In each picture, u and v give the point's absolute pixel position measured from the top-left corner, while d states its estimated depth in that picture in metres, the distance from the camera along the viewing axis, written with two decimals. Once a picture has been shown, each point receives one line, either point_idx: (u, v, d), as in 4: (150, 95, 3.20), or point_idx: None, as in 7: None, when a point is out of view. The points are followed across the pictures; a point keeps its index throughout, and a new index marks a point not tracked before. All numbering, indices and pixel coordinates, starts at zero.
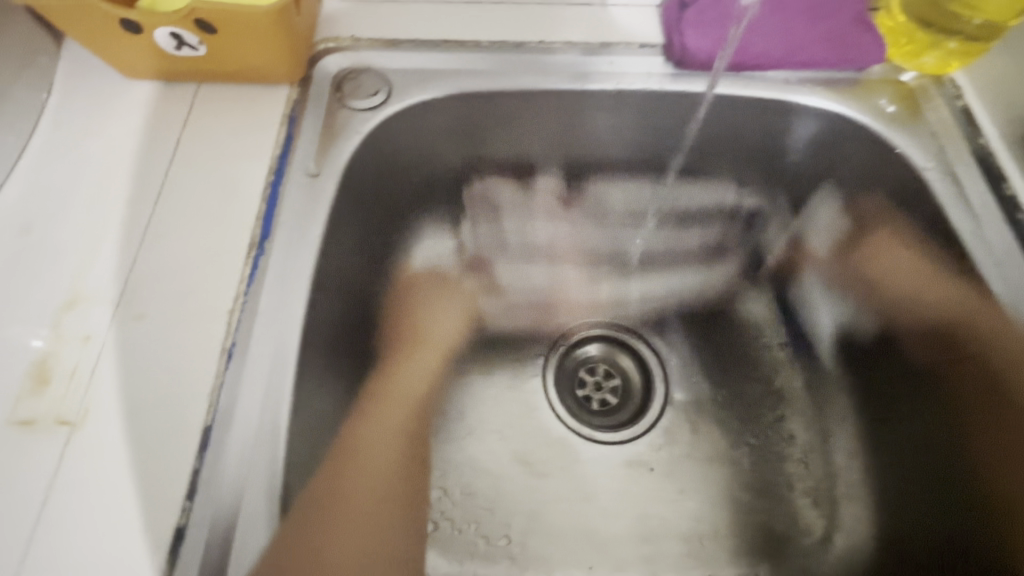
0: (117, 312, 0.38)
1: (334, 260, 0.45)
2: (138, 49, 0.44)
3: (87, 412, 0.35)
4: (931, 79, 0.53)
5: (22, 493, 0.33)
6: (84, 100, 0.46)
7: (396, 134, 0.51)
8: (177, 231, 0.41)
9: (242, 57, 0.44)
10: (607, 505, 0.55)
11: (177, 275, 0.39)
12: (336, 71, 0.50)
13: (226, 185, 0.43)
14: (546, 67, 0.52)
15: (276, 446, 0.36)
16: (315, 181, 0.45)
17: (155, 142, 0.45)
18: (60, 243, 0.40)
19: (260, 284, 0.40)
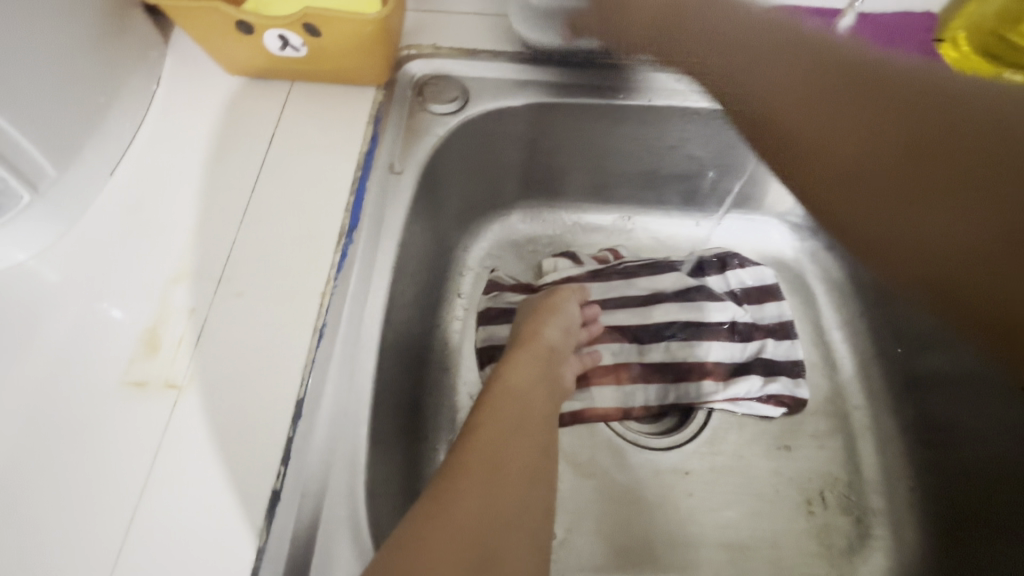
0: (222, 288, 0.41)
1: (409, 251, 0.49)
2: (246, 48, 0.47)
3: (192, 378, 0.38)
4: None
5: (133, 448, 0.35)
6: (191, 92, 0.50)
7: (469, 135, 0.54)
8: (274, 216, 0.44)
9: (339, 60, 0.48)
10: (652, 508, 0.56)
11: (275, 256, 0.42)
12: (417, 76, 0.54)
13: (318, 177, 0.46)
14: (615, 83, 0.55)
15: (360, 421, 0.39)
16: (398, 178, 0.49)
17: (252, 135, 0.48)
18: (170, 221, 0.44)
19: (349, 271, 0.43)
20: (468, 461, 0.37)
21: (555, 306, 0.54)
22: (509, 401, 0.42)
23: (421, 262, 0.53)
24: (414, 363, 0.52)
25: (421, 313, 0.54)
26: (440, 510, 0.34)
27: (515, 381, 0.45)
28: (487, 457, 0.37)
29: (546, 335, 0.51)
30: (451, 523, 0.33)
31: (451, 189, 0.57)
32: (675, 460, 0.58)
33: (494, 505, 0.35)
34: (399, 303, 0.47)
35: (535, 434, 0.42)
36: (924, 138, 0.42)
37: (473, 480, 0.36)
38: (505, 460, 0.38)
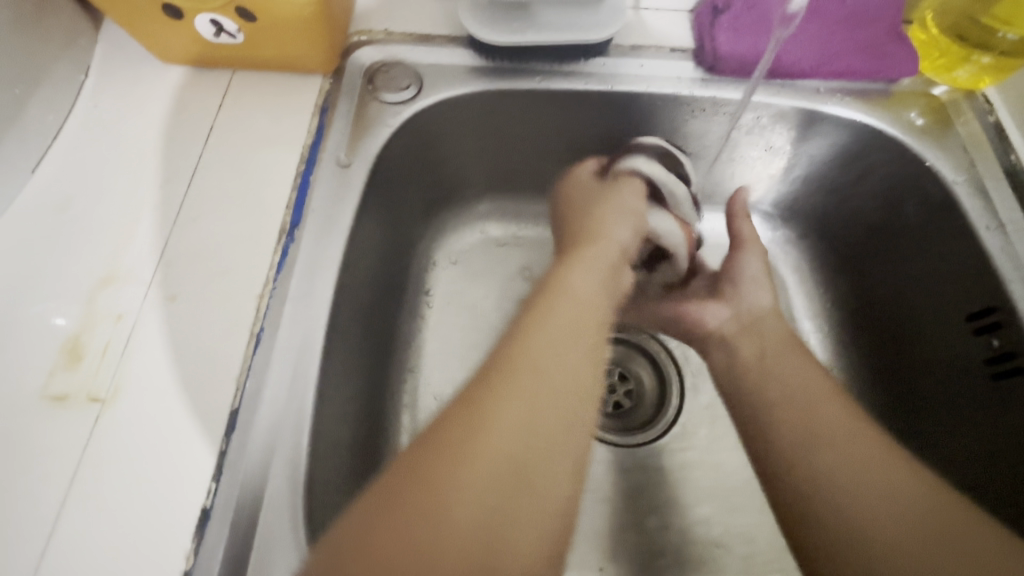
0: (152, 292, 0.38)
1: (360, 249, 0.46)
2: (179, 34, 0.44)
3: (117, 389, 0.35)
4: (962, 94, 0.53)
5: (53, 466, 0.33)
6: (123, 82, 0.47)
7: (424, 126, 0.52)
8: (211, 214, 0.42)
9: (278, 47, 0.45)
10: (621, 507, 0.55)
11: (212, 257, 0.40)
12: (368, 63, 0.51)
13: (260, 172, 0.44)
14: (576, 69, 0.53)
15: (301, 431, 0.37)
16: (346, 171, 0.46)
17: (189, 127, 0.45)
18: (97, 221, 0.41)
19: (290, 271, 0.40)
20: (484, 407, 0.31)
21: (588, 258, 0.42)
22: (552, 361, 0.34)
23: (375, 259, 0.50)
24: (370, 366, 0.49)
25: (379, 312, 0.51)
26: (442, 487, 0.27)
27: (517, 353, 0.34)
28: (485, 441, 0.29)
29: (585, 282, 0.39)
30: (462, 459, 0.28)
31: (408, 183, 0.54)
32: (644, 457, 0.57)
33: (483, 517, 0.27)
34: (350, 303, 0.45)
35: (550, 423, 0.31)
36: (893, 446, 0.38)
37: (467, 471, 0.28)
38: (499, 452, 0.29)
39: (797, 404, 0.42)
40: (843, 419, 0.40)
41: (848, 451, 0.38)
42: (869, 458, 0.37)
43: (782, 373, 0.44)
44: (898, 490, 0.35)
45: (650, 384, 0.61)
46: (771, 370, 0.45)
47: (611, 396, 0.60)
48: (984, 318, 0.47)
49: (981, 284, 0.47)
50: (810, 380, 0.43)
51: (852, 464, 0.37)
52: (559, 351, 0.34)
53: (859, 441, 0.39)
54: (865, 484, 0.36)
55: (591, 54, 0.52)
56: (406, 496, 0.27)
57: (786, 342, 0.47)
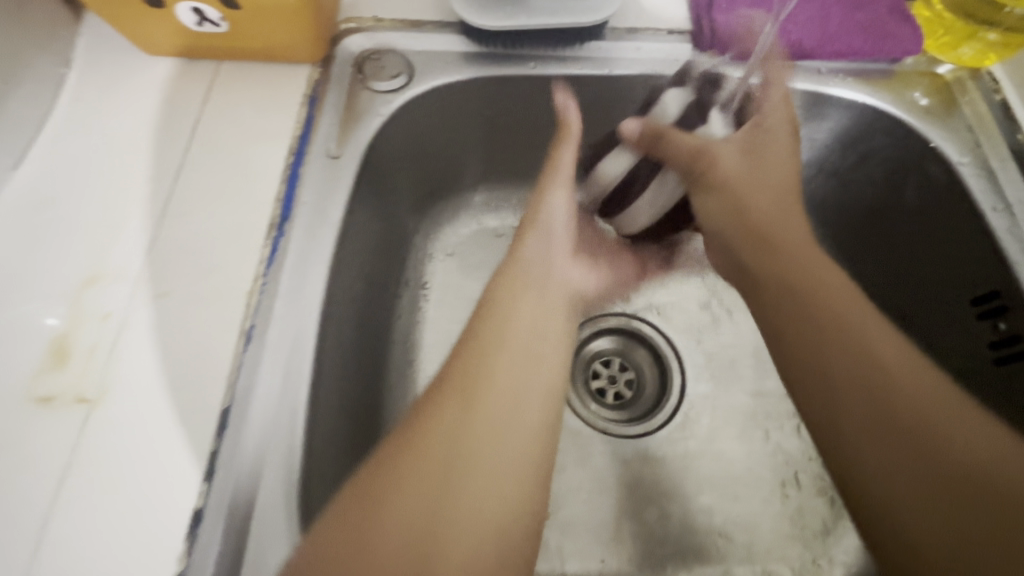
0: (138, 290, 0.38)
1: (352, 242, 0.45)
2: (161, 24, 0.43)
3: (104, 391, 0.34)
4: (968, 72, 0.51)
5: (41, 469, 0.32)
6: (105, 75, 0.46)
7: (416, 115, 0.50)
8: (198, 209, 0.41)
9: (264, 36, 0.44)
10: (623, 498, 0.54)
11: (200, 253, 0.39)
12: (358, 51, 0.50)
13: (247, 165, 0.43)
14: (571, 54, 0.51)
15: (295, 429, 0.36)
16: (336, 162, 0.45)
17: (175, 120, 0.44)
18: (82, 218, 0.40)
19: (280, 267, 0.40)
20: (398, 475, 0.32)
21: (526, 300, 0.42)
22: (464, 404, 0.35)
23: (369, 252, 0.49)
24: (365, 361, 0.48)
25: (373, 307, 0.50)
26: (371, 523, 0.30)
27: (476, 375, 0.37)
28: (408, 476, 0.32)
29: (523, 326, 0.41)
30: (392, 495, 0.31)
31: (401, 174, 0.53)
32: (646, 448, 0.56)
33: (420, 527, 0.31)
34: (343, 298, 0.44)
35: (485, 449, 0.34)
36: (931, 417, 0.37)
37: (391, 519, 0.31)
38: (422, 478, 0.32)
39: (853, 351, 0.40)
40: (907, 366, 0.39)
41: (898, 400, 0.38)
42: (910, 422, 0.37)
43: (795, 317, 0.43)
44: (955, 443, 0.36)
45: (651, 374, 0.60)
46: (809, 315, 0.43)
47: (612, 386, 0.59)
48: (988, 303, 0.46)
49: (987, 267, 0.46)
50: (875, 337, 0.40)
51: (897, 425, 0.37)
52: (508, 382, 0.37)
53: (916, 395, 0.38)
54: (924, 453, 0.36)
55: (586, 39, 0.51)
56: (371, 514, 0.31)
57: (852, 293, 0.43)
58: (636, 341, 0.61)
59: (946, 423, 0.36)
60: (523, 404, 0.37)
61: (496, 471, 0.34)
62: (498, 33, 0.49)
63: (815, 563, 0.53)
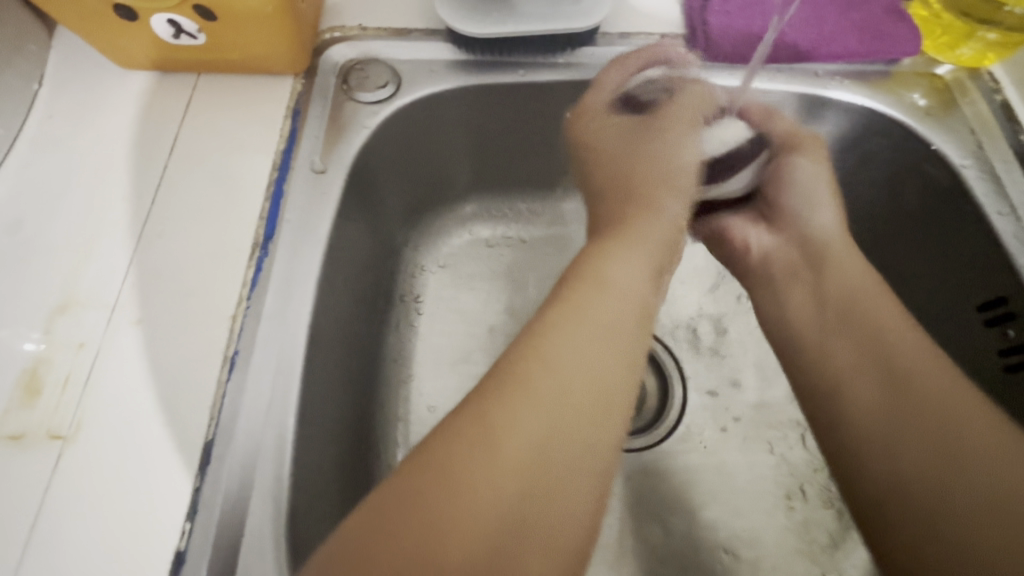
0: (115, 316, 0.36)
1: (340, 259, 0.43)
2: (135, 38, 0.41)
3: (79, 425, 0.33)
4: (966, 72, 0.50)
5: (12, 510, 0.31)
6: (79, 91, 0.44)
7: (404, 125, 0.49)
8: (177, 230, 0.39)
9: (244, 47, 0.42)
10: (625, 514, 0.53)
11: (179, 276, 0.37)
12: (342, 61, 0.48)
13: (229, 182, 0.41)
14: (564, 60, 0.50)
15: (281, 460, 0.34)
16: (321, 177, 0.43)
17: (152, 136, 0.43)
18: (55, 241, 0.38)
19: (264, 288, 0.38)
20: (458, 461, 0.25)
21: (617, 259, 0.34)
22: (550, 379, 0.28)
23: (358, 268, 0.47)
24: (356, 381, 0.47)
25: (364, 324, 0.49)
26: (439, 524, 0.23)
27: (549, 346, 0.29)
28: (476, 471, 0.25)
29: (616, 295, 0.32)
30: (466, 491, 0.24)
31: (390, 185, 0.51)
32: (647, 462, 0.55)
33: (499, 540, 0.23)
34: (331, 317, 0.42)
35: (572, 433, 0.27)
36: (954, 413, 0.34)
37: (459, 522, 0.23)
38: (509, 475, 0.25)
39: (916, 368, 0.35)
40: (979, 415, 0.33)
41: (953, 417, 0.33)
42: (947, 442, 0.33)
43: (860, 317, 0.40)
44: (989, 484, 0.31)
45: (651, 384, 0.59)
46: (865, 321, 0.39)
47: None
48: (995, 308, 0.45)
49: (992, 272, 0.45)
50: (919, 359, 0.36)
51: (946, 444, 0.33)
52: (602, 347, 0.30)
53: (972, 436, 0.33)
54: (972, 481, 0.32)
55: (577, 44, 0.49)
56: (436, 503, 0.24)
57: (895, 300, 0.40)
58: None
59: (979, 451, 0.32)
60: (602, 379, 0.29)
61: (578, 464, 0.26)
62: (486, 41, 0.48)
63: None
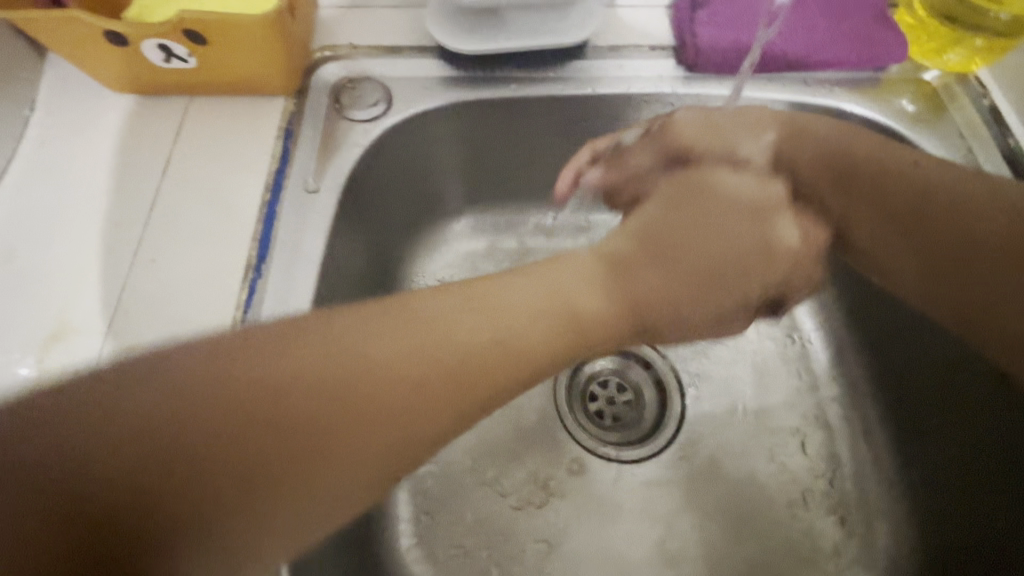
0: (108, 342, 0.36)
1: (334, 278, 0.43)
2: (126, 62, 0.42)
3: None
4: (954, 78, 0.51)
5: None
6: (71, 115, 0.44)
7: (397, 142, 0.49)
8: (170, 253, 0.39)
9: (235, 69, 0.43)
10: (627, 526, 0.52)
11: (173, 300, 0.37)
12: (333, 79, 0.48)
13: (222, 204, 0.41)
14: (554, 74, 0.50)
15: None
16: (314, 196, 0.43)
17: (144, 159, 0.43)
18: (47, 267, 0.38)
19: (258, 310, 0.38)
20: (291, 383, 0.25)
21: (536, 272, 0.35)
22: (401, 354, 0.28)
23: (353, 285, 0.47)
24: None
25: None
26: (241, 440, 0.24)
27: (438, 319, 0.30)
28: (281, 397, 0.25)
29: (520, 292, 0.33)
30: (288, 420, 0.25)
31: (384, 202, 0.51)
32: (648, 473, 0.54)
33: (303, 464, 0.25)
34: None
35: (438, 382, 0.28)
36: (960, 203, 0.41)
37: (263, 446, 0.24)
38: (305, 417, 0.25)
39: (875, 183, 0.44)
40: (957, 185, 0.42)
41: (954, 208, 0.41)
42: (992, 241, 0.40)
43: (871, 166, 0.44)
44: (983, 236, 0.40)
45: (650, 393, 0.59)
46: (878, 178, 0.44)
47: (610, 408, 0.58)
48: None
49: None
50: (927, 187, 0.42)
51: (957, 233, 0.41)
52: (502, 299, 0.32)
53: (979, 213, 0.41)
54: (976, 242, 0.41)
55: (567, 59, 0.50)
56: (241, 401, 0.24)
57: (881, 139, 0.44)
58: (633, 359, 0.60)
59: (968, 236, 0.41)
60: (469, 364, 0.29)
61: (405, 434, 0.27)
62: (478, 58, 0.49)
63: None
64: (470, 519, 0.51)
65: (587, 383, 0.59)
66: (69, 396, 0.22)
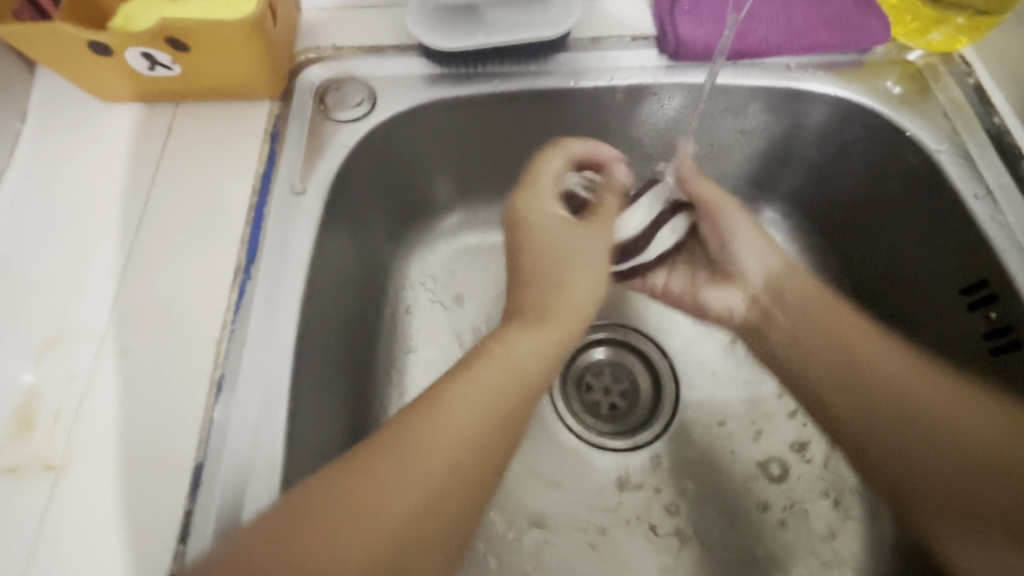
0: (103, 348, 0.37)
1: (324, 278, 0.44)
2: (112, 72, 0.42)
3: (72, 455, 0.34)
4: (939, 57, 0.50)
5: (12, 540, 0.32)
6: (62, 125, 0.45)
7: (382, 142, 0.49)
8: (160, 259, 0.40)
9: (218, 74, 0.43)
10: (623, 516, 0.53)
11: (165, 305, 0.38)
12: (318, 81, 0.49)
13: (210, 209, 0.42)
14: (536, 68, 0.50)
15: (272, 478, 0.35)
16: (300, 198, 0.44)
17: (132, 167, 0.43)
18: (42, 277, 0.39)
19: (248, 312, 0.39)
20: (378, 473, 0.33)
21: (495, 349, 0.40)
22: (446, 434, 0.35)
23: (342, 285, 0.48)
24: (348, 398, 0.47)
25: (353, 340, 0.49)
26: (350, 516, 0.31)
27: (452, 406, 0.36)
28: (376, 482, 0.32)
29: (518, 357, 0.39)
30: (368, 505, 0.32)
31: (373, 202, 0.52)
32: (642, 462, 0.55)
33: (384, 540, 0.31)
34: (317, 336, 0.43)
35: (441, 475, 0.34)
36: (898, 393, 0.43)
37: (366, 516, 0.31)
38: (390, 495, 0.32)
39: (829, 349, 0.47)
40: (900, 375, 0.43)
41: (918, 409, 0.42)
42: (975, 449, 0.40)
43: (817, 336, 0.47)
44: (982, 442, 0.40)
45: (645, 382, 0.59)
46: (826, 354, 0.47)
47: (606, 398, 0.58)
48: (978, 291, 0.45)
49: (973, 255, 0.44)
50: (875, 351, 0.45)
51: (896, 421, 0.42)
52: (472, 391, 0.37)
53: (971, 417, 0.40)
54: (958, 457, 0.40)
55: (549, 52, 0.50)
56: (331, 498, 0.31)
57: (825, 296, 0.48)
58: (629, 349, 0.60)
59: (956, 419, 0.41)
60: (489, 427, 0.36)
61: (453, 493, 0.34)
62: (456, 54, 0.48)
63: (824, 567, 0.51)
64: None
65: (584, 373, 0.59)
66: (251, 539, 0.30)
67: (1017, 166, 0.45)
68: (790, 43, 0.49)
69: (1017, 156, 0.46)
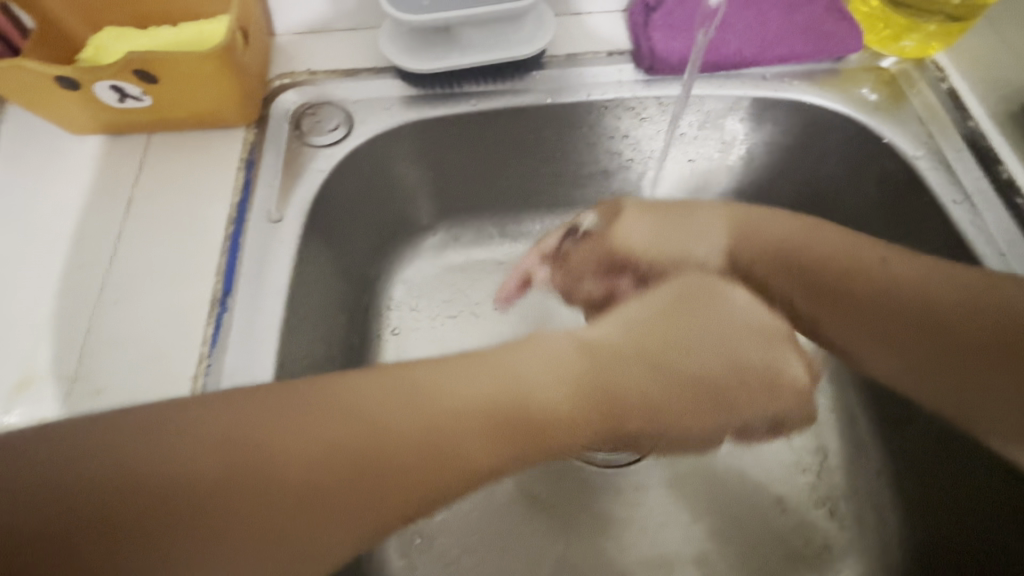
0: (75, 388, 0.36)
1: (304, 305, 0.43)
2: (80, 105, 0.42)
3: None
4: (912, 64, 0.51)
5: None
6: (32, 160, 0.44)
7: (360, 164, 0.49)
8: (135, 293, 0.39)
9: (190, 104, 0.43)
10: (618, 534, 0.52)
11: (139, 340, 0.37)
12: (294, 106, 0.49)
13: (184, 240, 0.41)
14: (513, 86, 0.50)
15: None
16: (277, 226, 0.43)
17: (106, 199, 0.43)
18: (12, 315, 0.39)
19: (225, 344, 0.38)
20: (270, 439, 0.25)
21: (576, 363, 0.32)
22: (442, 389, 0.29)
23: (324, 310, 0.47)
24: None
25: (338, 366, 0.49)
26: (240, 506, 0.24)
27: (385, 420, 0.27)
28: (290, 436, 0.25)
29: (523, 363, 0.31)
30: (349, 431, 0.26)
31: (355, 224, 0.51)
32: (635, 478, 0.54)
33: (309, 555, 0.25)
34: (298, 366, 0.42)
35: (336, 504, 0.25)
36: (935, 298, 0.38)
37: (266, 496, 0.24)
38: (354, 447, 0.26)
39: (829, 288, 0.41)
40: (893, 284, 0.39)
41: (869, 307, 0.40)
42: (926, 320, 0.38)
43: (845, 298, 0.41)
44: (979, 330, 0.36)
45: None
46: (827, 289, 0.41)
47: None
48: None
49: (955, 259, 0.44)
50: (846, 271, 0.41)
51: (883, 314, 0.39)
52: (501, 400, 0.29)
53: (945, 308, 0.38)
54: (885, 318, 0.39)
55: (526, 70, 0.50)
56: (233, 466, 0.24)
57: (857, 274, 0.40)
58: None
59: (960, 320, 0.37)
60: (447, 472, 0.27)
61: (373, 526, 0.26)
62: (431, 75, 0.48)
63: None
64: (461, 534, 0.51)
65: None
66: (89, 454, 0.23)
67: (994, 169, 0.45)
68: (766, 53, 0.49)
69: (994, 159, 0.46)
